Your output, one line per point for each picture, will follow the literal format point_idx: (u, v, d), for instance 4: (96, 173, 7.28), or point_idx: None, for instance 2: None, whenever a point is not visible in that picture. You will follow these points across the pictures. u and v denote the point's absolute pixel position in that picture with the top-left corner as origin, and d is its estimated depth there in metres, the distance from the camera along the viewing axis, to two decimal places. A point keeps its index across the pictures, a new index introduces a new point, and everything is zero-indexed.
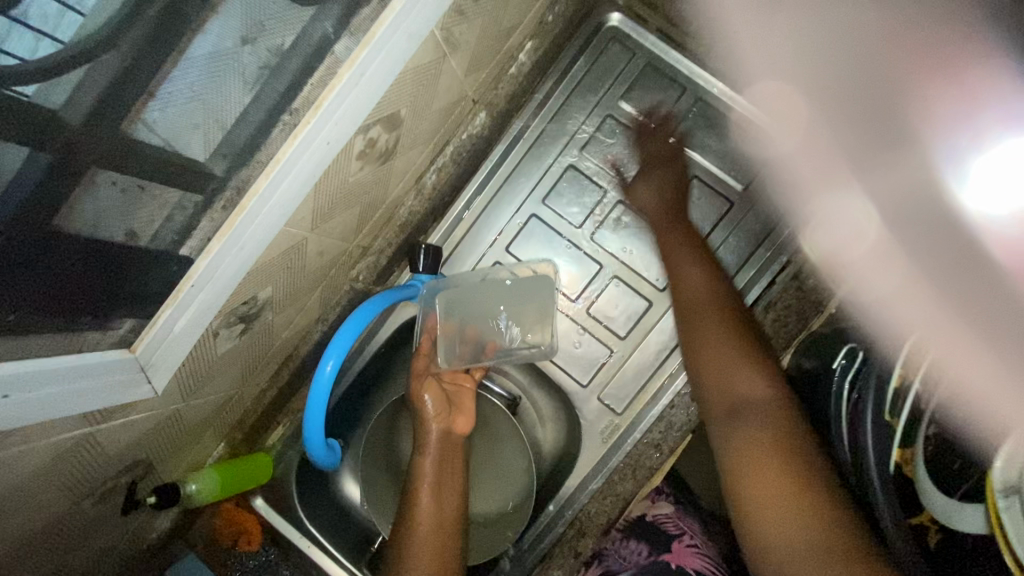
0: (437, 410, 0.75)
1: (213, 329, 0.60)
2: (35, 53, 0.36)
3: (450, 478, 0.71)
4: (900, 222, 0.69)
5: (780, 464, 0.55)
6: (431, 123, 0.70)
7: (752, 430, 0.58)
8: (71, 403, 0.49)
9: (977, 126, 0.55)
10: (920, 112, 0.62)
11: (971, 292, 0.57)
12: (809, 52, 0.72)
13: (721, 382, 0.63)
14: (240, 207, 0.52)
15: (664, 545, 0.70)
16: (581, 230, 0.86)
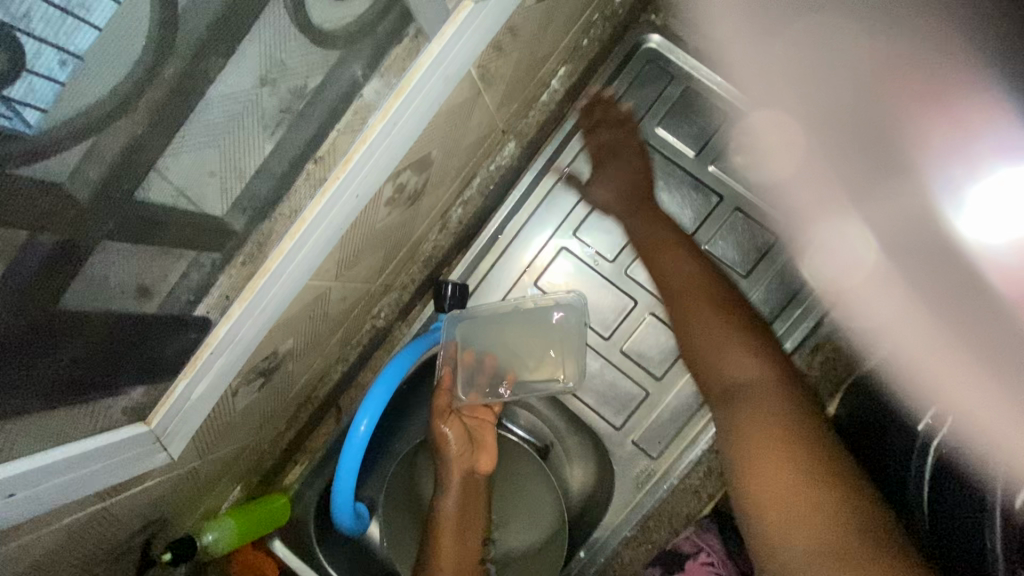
0: (459, 450, 0.72)
1: (233, 388, 0.56)
2: (36, 63, 0.30)
3: (472, 519, 0.72)
4: (899, 255, 0.64)
5: (776, 442, 0.51)
6: (461, 158, 0.66)
7: (749, 409, 0.54)
8: (83, 488, 0.45)
9: (970, 154, 0.45)
10: (915, 138, 0.52)
11: (965, 331, 0.51)
12: (808, 76, 0.66)
13: (711, 365, 0.59)
14: (264, 269, 0.48)
15: (676, 565, 0.73)
16: (615, 264, 0.81)
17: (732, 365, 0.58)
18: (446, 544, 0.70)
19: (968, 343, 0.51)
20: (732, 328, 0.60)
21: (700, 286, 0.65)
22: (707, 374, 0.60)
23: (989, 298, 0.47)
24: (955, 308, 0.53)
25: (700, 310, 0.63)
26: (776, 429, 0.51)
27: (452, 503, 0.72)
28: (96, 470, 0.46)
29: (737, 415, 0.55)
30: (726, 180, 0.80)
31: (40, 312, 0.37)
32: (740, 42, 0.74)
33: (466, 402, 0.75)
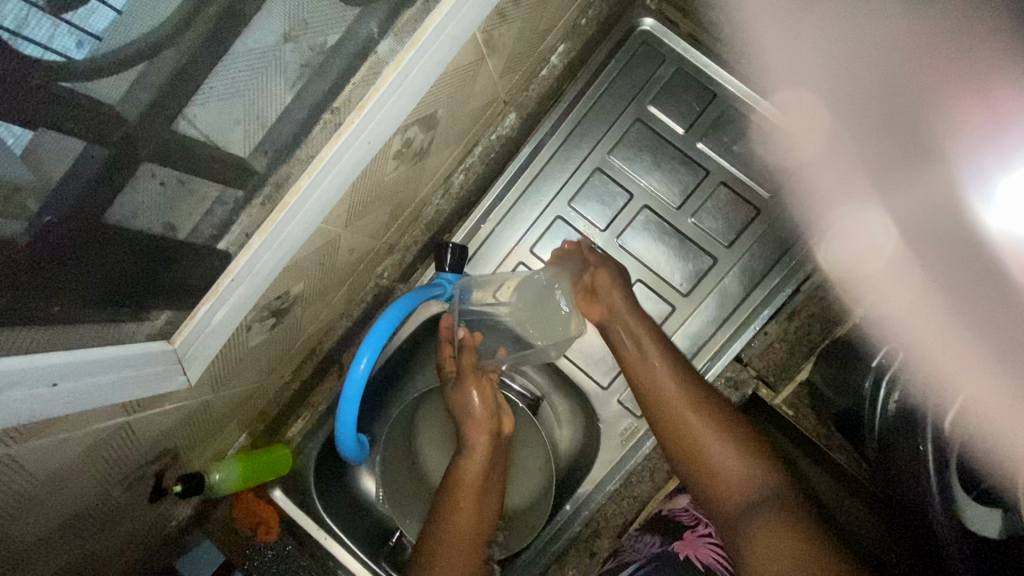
0: (486, 412, 0.78)
1: (247, 323, 0.61)
2: (53, 41, 0.34)
3: (493, 487, 0.74)
4: (918, 242, 0.70)
5: (781, 536, 0.55)
6: (464, 123, 0.71)
7: (756, 518, 0.58)
8: (112, 396, 0.49)
9: (1001, 145, 0.53)
10: (944, 129, 0.59)
11: (983, 312, 0.58)
12: (840, 65, 0.71)
13: (716, 471, 0.66)
14: (283, 205, 0.53)
15: (677, 534, 0.70)
16: (607, 234, 0.86)
17: (728, 471, 0.65)
18: (465, 506, 0.71)
19: (981, 319, 0.58)
20: (736, 437, 0.67)
21: (684, 381, 0.71)
22: (716, 483, 0.65)
23: (1008, 278, 0.55)
24: (971, 292, 0.60)
25: (684, 407, 0.69)
26: (782, 527, 0.56)
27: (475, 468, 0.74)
28: (125, 379, 0.50)
29: (743, 526, 0.59)
30: (711, 158, 0.86)
31: (85, 224, 0.42)
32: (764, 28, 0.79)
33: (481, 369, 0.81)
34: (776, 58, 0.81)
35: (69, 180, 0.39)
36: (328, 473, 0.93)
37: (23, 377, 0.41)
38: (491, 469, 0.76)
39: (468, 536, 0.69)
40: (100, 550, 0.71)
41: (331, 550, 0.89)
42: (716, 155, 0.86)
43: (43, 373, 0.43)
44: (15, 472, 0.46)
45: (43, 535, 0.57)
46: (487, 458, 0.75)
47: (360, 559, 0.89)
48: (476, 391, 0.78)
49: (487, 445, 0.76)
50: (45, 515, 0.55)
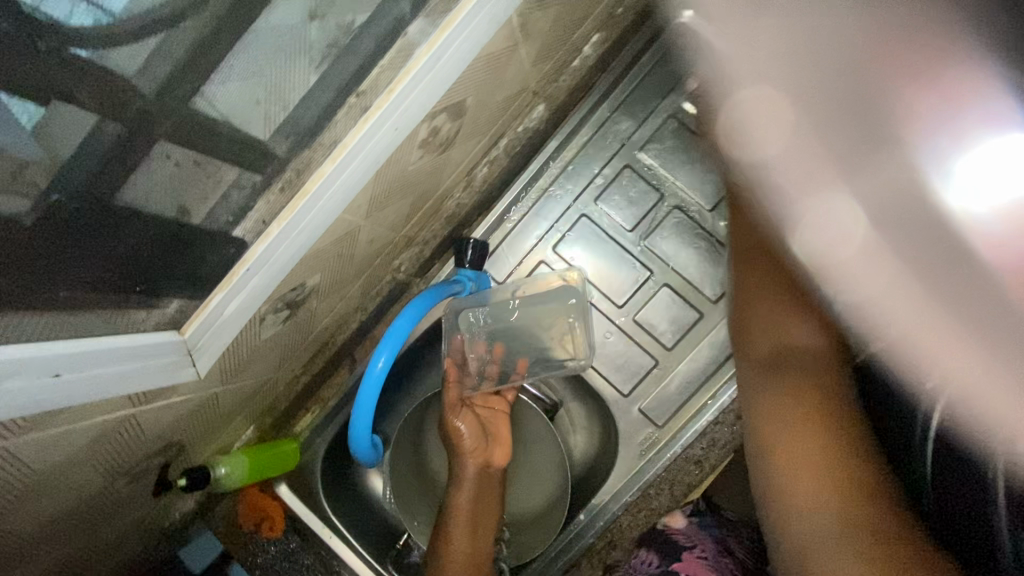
0: (474, 444, 0.74)
1: (261, 314, 0.58)
2: (71, 18, 0.32)
3: (485, 516, 0.71)
4: None
5: (802, 397, 0.58)
6: (492, 113, 0.68)
7: (792, 380, 0.60)
8: (119, 387, 0.46)
9: (992, 144, 0.39)
10: (825, 160, 0.57)
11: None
12: None
13: (767, 329, 0.66)
14: (303, 192, 0.50)
15: (675, 553, 0.67)
16: (633, 234, 0.83)
17: (789, 340, 0.64)
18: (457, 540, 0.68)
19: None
20: (795, 301, 0.65)
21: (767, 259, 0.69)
22: (760, 339, 0.66)
23: None
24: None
25: (763, 284, 0.68)
26: (812, 393, 0.58)
27: (466, 498, 0.71)
28: (131, 367, 0.47)
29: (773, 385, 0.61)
30: None
31: (95, 205, 0.40)
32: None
33: (479, 392, 0.79)
34: None
35: (78, 157, 0.37)
36: (336, 470, 0.91)
37: (28, 365, 0.38)
38: (483, 498, 0.72)
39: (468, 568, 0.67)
40: (101, 542, 0.69)
41: (335, 550, 0.86)
42: None
43: (44, 362, 0.40)
44: (15, 465, 0.44)
45: (40, 527, 0.55)
46: (475, 487, 0.72)
47: (366, 562, 0.86)
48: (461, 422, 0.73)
49: (473, 474, 0.73)
50: (45, 507, 0.53)
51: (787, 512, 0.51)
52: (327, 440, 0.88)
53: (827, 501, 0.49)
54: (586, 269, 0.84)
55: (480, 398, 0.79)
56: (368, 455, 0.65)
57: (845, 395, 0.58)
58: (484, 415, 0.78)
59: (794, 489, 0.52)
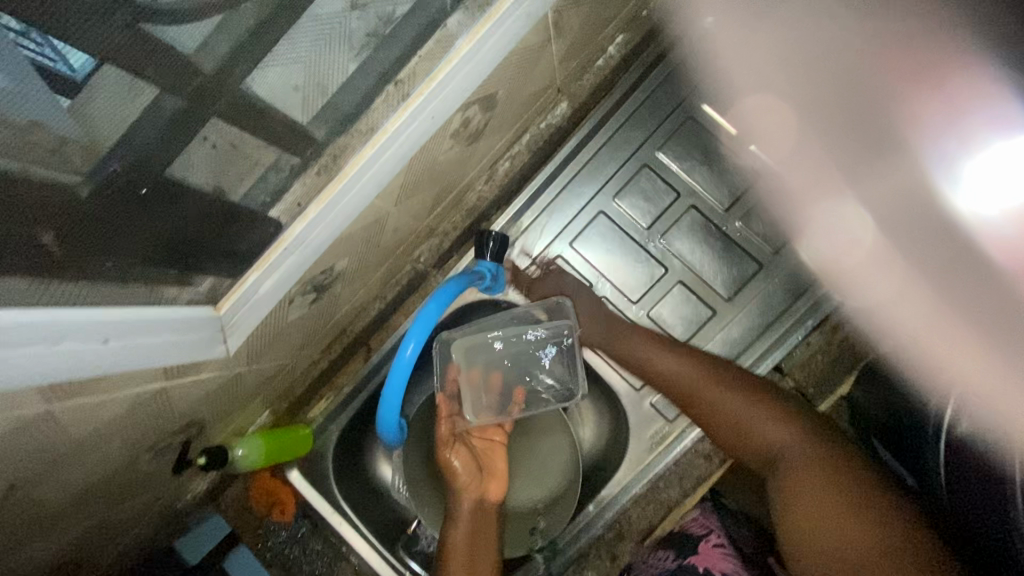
0: (468, 478, 0.74)
1: (290, 296, 0.59)
2: None
3: (484, 554, 0.69)
4: (895, 230, 0.70)
5: (815, 487, 0.63)
6: (519, 106, 0.69)
7: (792, 477, 0.65)
8: (156, 358, 0.47)
9: (961, 132, 0.52)
10: (908, 120, 0.59)
11: (971, 302, 0.55)
12: (797, 53, 0.73)
13: (751, 437, 0.71)
14: (342, 175, 0.52)
15: (689, 548, 0.67)
16: (649, 232, 0.85)
17: (764, 429, 0.70)
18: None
19: (965, 303, 0.56)
20: (757, 393, 0.72)
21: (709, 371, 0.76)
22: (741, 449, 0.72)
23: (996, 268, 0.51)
24: (963, 286, 0.57)
25: (718, 386, 0.74)
26: (814, 489, 0.63)
27: (463, 534, 0.70)
28: (173, 343, 0.49)
29: (782, 488, 0.66)
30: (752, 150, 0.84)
31: (145, 180, 0.41)
32: (719, 39, 0.80)
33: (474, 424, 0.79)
34: (739, 65, 0.81)
35: (129, 134, 0.38)
36: (347, 458, 0.92)
37: (78, 329, 0.39)
38: (481, 535, 0.70)
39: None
40: (118, 518, 0.70)
41: (344, 536, 0.87)
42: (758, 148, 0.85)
43: (95, 327, 0.41)
44: (55, 434, 0.45)
45: (66, 499, 0.56)
46: (471, 525, 0.70)
47: (374, 548, 0.87)
48: (454, 458, 0.74)
49: (469, 511, 0.72)
50: (74, 478, 0.54)
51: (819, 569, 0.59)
52: (340, 427, 0.89)
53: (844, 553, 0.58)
54: (602, 266, 0.85)
55: (477, 429, 0.81)
56: (393, 437, 0.66)
57: (837, 470, 0.63)
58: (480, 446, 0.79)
59: (808, 541, 0.61)
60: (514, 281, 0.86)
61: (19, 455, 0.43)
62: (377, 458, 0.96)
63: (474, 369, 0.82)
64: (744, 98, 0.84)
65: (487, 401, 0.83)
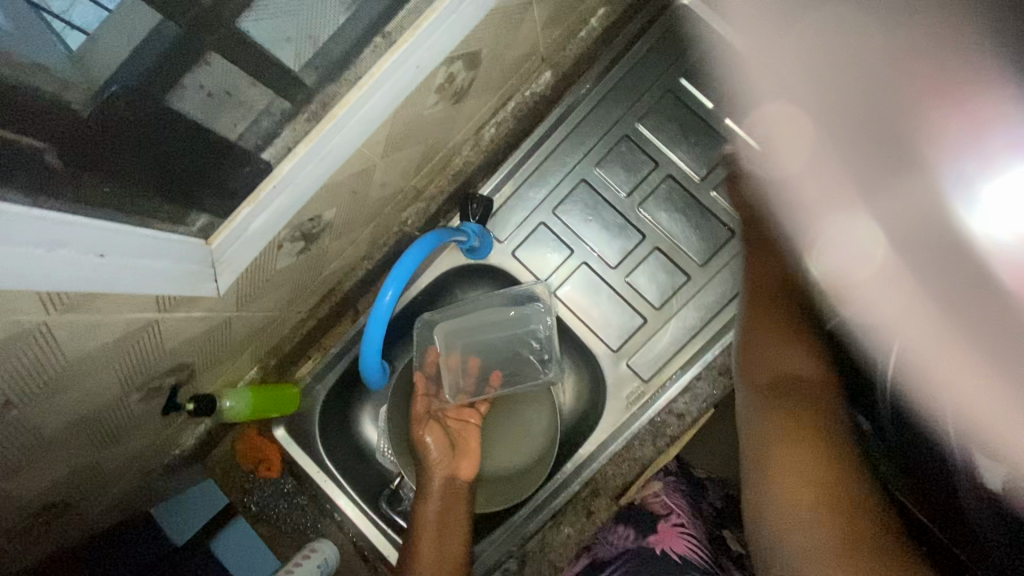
0: (441, 456, 0.81)
1: (279, 241, 0.62)
2: None
3: (453, 525, 0.76)
4: (908, 248, 0.63)
5: (811, 417, 0.61)
6: (503, 70, 0.73)
7: (789, 430, 0.60)
8: (150, 283, 0.50)
9: (983, 151, 0.50)
10: (931, 138, 0.57)
11: (975, 330, 0.52)
12: (823, 60, 0.71)
13: (772, 363, 0.69)
14: (331, 115, 0.54)
15: (652, 527, 0.69)
16: (628, 200, 0.88)
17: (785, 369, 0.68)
18: (426, 550, 0.73)
19: (967, 323, 0.53)
20: (794, 335, 0.72)
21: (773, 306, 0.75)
22: (757, 371, 0.70)
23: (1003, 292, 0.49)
24: (960, 302, 0.54)
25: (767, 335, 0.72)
26: (809, 448, 0.58)
27: (434, 510, 0.76)
28: (168, 270, 0.51)
29: (775, 432, 0.61)
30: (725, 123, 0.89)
31: (147, 110, 0.45)
32: (740, 40, 0.83)
33: (451, 405, 0.87)
34: (761, 68, 0.83)
35: (133, 56, 0.41)
36: (333, 418, 0.94)
37: (76, 239, 0.42)
38: (450, 508, 0.77)
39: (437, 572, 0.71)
40: (107, 460, 0.72)
41: (329, 493, 0.91)
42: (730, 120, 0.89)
43: (92, 239, 0.43)
44: (53, 351, 0.48)
45: (59, 428, 0.58)
46: (441, 498, 0.77)
47: (359, 507, 0.91)
48: (427, 435, 0.81)
49: (441, 486, 0.78)
50: (68, 407, 0.56)
51: (779, 500, 0.55)
52: (327, 386, 0.91)
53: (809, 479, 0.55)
54: (583, 233, 0.89)
55: (454, 411, 0.88)
56: (379, 383, 0.72)
57: (836, 448, 0.58)
58: (455, 428, 0.86)
59: (779, 452, 0.58)
60: (499, 246, 0.90)
61: (18, 366, 0.46)
62: (363, 421, 0.98)
63: (452, 354, 0.92)
64: (763, 105, 0.85)
65: (466, 385, 0.92)
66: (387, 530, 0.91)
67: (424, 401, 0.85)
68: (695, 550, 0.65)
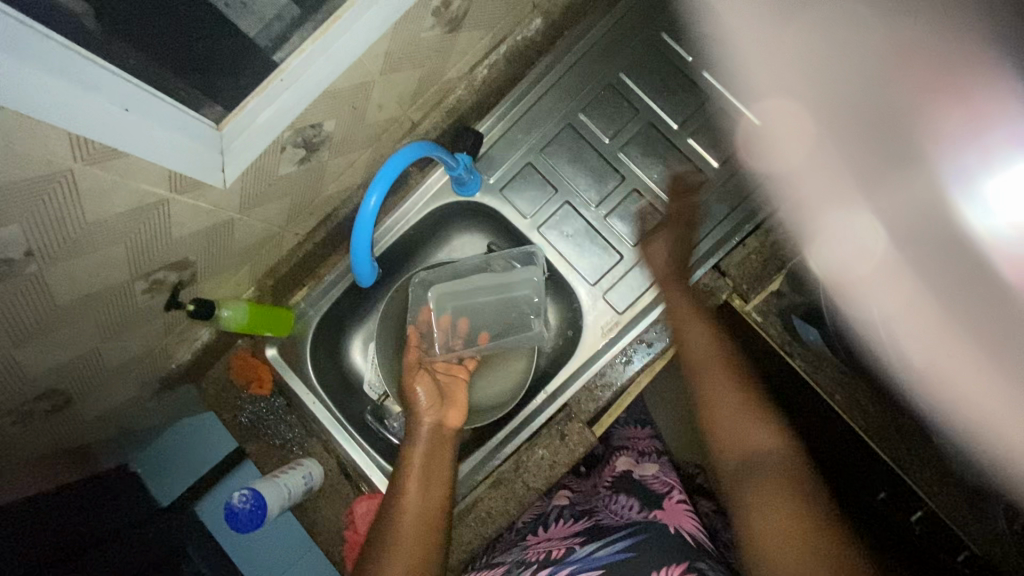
0: (429, 402, 0.85)
1: (283, 142, 0.67)
2: None
3: (437, 472, 0.77)
4: (909, 243, 0.61)
5: (780, 487, 0.62)
6: (496, 8, 0.79)
7: (766, 480, 0.63)
8: (162, 154, 0.55)
9: (984, 145, 0.53)
10: (926, 131, 0.61)
11: (988, 330, 0.54)
12: (821, 60, 0.80)
13: (735, 440, 0.70)
14: (335, 18, 0.60)
15: (658, 505, 0.76)
16: (609, 145, 0.96)
17: (753, 441, 0.69)
18: (412, 490, 0.75)
19: (977, 327, 0.55)
20: (757, 410, 0.71)
21: (722, 363, 0.77)
22: (730, 454, 0.69)
23: (1002, 285, 0.53)
24: (972, 302, 0.55)
25: (723, 390, 0.74)
26: (785, 495, 0.61)
27: (419, 455, 0.79)
28: (181, 145, 0.56)
29: (750, 489, 0.64)
30: (702, 75, 0.96)
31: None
32: (725, 16, 0.90)
33: (440, 360, 0.92)
34: (757, 59, 0.91)
35: None
36: (323, 343, 1.00)
37: (104, 88, 0.47)
38: (435, 454, 0.79)
39: (421, 516, 0.72)
40: (108, 355, 0.77)
41: (316, 414, 0.95)
42: (706, 73, 0.96)
43: (117, 91, 0.48)
44: (74, 209, 0.53)
45: (68, 302, 0.63)
46: (428, 442, 0.80)
47: (340, 422, 0.96)
48: (416, 383, 0.86)
49: (427, 432, 0.81)
50: (79, 279, 0.61)
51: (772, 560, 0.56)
52: (320, 311, 0.97)
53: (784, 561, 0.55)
54: (567, 176, 0.96)
55: (444, 365, 0.93)
56: (371, 284, 0.79)
57: (812, 496, 0.61)
58: (445, 380, 0.91)
59: (767, 538, 0.58)
60: (488, 184, 0.96)
61: (43, 214, 0.51)
62: (352, 347, 1.05)
63: (443, 315, 0.98)
64: (766, 100, 0.93)
65: (455, 344, 0.98)
66: (367, 451, 0.96)
67: (415, 351, 0.91)
68: (698, 527, 0.71)
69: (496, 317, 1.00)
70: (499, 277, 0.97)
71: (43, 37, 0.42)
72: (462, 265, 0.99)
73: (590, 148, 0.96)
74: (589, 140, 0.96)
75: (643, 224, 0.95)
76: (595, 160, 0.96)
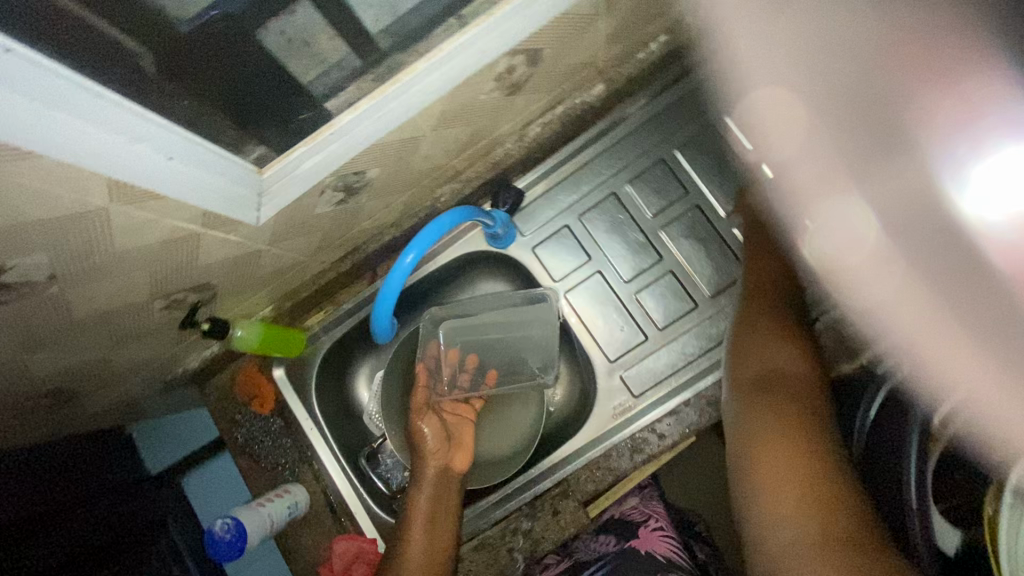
0: (436, 446, 0.83)
1: (322, 187, 0.65)
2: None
3: (444, 516, 0.76)
4: (906, 231, 0.65)
5: (789, 422, 0.68)
6: (559, 74, 0.77)
7: (774, 403, 0.71)
8: (201, 196, 0.53)
9: (978, 133, 0.52)
10: (920, 120, 0.57)
11: (962, 313, 0.57)
12: (808, 57, 0.69)
13: (765, 353, 0.76)
14: (396, 78, 0.59)
15: (633, 533, 0.77)
16: (651, 221, 0.93)
17: (778, 361, 0.75)
18: (416, 538, 0.73)
19: (962, 311, 0.57)
20: (786, 335, 0.77)
21: (768, 290, 0.83)
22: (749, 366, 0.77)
23: (990, 269, 0.54)
24: (948, 285, 0.59)
25: (762, 324, 0.79)
26: (784, 422, 0.68)
27: (425, 498, 0.77)
28: (220, 186, 0.55)
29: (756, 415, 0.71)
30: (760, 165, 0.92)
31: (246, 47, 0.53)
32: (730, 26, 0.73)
33: (446, 400, 0.90)
34: (749, 54, 0.76)
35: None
36: (332, 369, 0.99)
37: (152, 136, 0.46)
38: (441, 500, 0.78)
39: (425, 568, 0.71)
40: (118, 361, 0.76)
41: (310, 442, 0.94)
42: None
43: (166, 141, 0.47)
44: (101, 242, 0.51)
45: (83, 318, 0.62)
46: (434, 487, 0.78)
47: (331, 457, 0.94)
48: (422, 424, 0.84)
49: (433, 476, 0.80)
50: (98, 298, 0.60)
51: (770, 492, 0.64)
52: (332, 338, 0.96)
53: (781, 467, 0.64)
54: (603, 244, 0.94)
55: (449, 406, 0.91)
56: (387, 339, 0.77)
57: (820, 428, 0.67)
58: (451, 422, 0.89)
59: (768, 457, 0.66)
60: (521, 239, 0.94)
61: (68, 245, 0.49)
62: (358, 377, 1.03)
63: (452, 350, 0.96)
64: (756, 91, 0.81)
65: (462, 380, 0.96)
66: (356, 488, 0.94)
67: (423, 392, 0.89)
68: (674, 550, 0.74)
69: (505, 356, 0.98)
70: (511, 320, 0.96)
71: (99, 94, 0.41)
72: (482, 306, 0.97)
73: (632, 221, 0.94)
74: (631, 210, 0.94)
75: (674, 308, 0.91)
76: (635, 236, 0.93)
